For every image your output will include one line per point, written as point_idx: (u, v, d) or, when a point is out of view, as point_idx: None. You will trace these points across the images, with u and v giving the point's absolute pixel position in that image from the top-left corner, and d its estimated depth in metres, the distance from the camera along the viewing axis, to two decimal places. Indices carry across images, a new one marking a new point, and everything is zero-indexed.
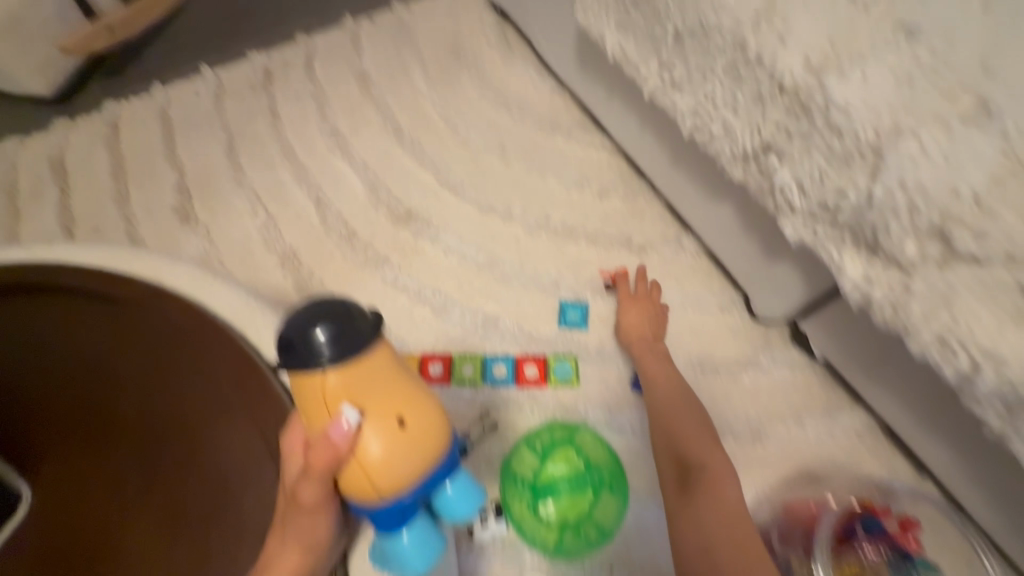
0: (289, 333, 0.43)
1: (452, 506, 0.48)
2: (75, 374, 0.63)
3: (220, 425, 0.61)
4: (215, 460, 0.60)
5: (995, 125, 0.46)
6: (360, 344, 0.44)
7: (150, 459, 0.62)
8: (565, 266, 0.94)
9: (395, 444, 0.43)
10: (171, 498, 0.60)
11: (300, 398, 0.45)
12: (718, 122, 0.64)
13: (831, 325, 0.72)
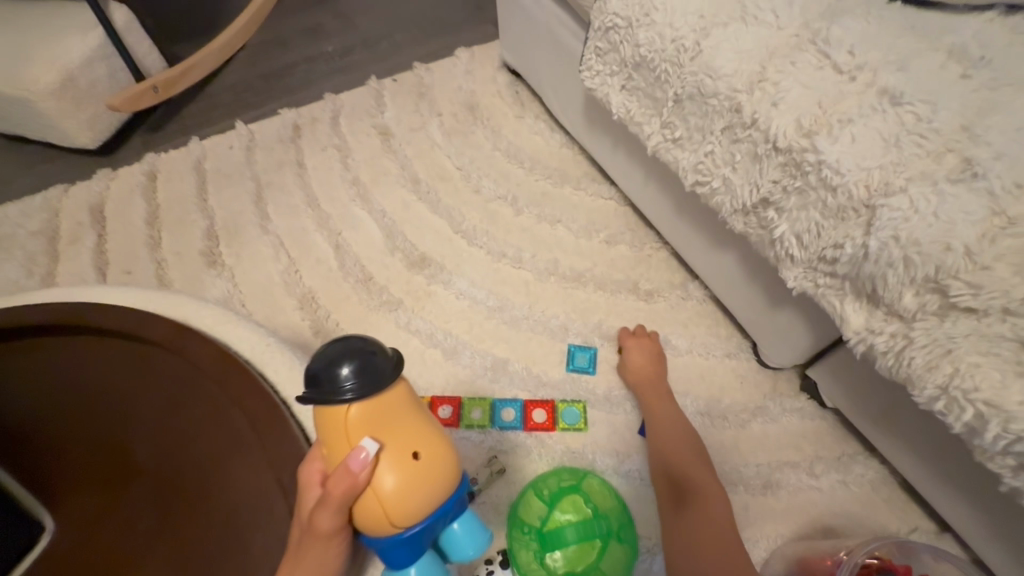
0: (315, 364, 0.44)
1: (460, 543, 0.48)
2: (96, 408, 0.62)
3: (233, 462, 0.58)
4: (226, 499, 0.57)
5: (982, 184, 0.48)
6: (382, 377, 0.44)
7: (164, 496, 0.59)
8: (573, 310, 0.96)
9: (411, 477, 0.43)
10: (183, 538, 0.57)
11: (321, 428, 0.45)
12: (718, 178, 0.67)
13: (839, 373, 0.73)
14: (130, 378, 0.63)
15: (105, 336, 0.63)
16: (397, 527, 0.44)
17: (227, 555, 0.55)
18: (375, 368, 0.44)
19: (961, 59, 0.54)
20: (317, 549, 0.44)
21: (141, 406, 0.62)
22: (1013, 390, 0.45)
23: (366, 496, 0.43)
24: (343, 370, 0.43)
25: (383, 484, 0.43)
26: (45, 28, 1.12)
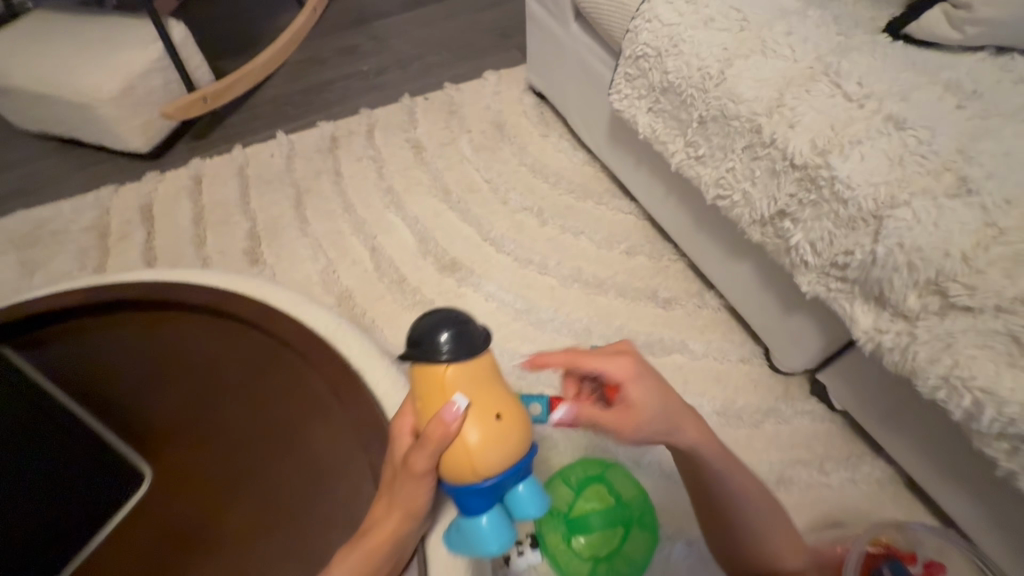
0: (416, 329, 0.47)
1: (525, 504, 0.47)
2: (163, 370, 0.60)
3: (311, 413, 0.55)
4: (307, 451, 0.53)
5: (975, 200, 0.55)
6: (475, 344, 0.47)
7: (234, 452, 0.55)
8: (596, 315, 1.02)
9: (495, 435, 0.45)
10: (259, 493, 0.53)
11: (416, 384, 0.48)
12: (739, 192, 0.74)
13: (847, 374, 0.79)
14: (199, 342, 0.61)
15: (175, 311, 0.63)
16: (479, 480, 0.45)
17: (310, 513, 0.51)
18: (470, 336, 0.47)
19: (956, 92, 0.62)
20: (408, 488, 0.46)
21: (209, 367, 0.60)
22: (1006, 379, 0.51)
23: (454, 447, 0.45)
24: (441, 334, 0.46)
25: (469, 439, 0.45)
26: (109, 41, 1.21)
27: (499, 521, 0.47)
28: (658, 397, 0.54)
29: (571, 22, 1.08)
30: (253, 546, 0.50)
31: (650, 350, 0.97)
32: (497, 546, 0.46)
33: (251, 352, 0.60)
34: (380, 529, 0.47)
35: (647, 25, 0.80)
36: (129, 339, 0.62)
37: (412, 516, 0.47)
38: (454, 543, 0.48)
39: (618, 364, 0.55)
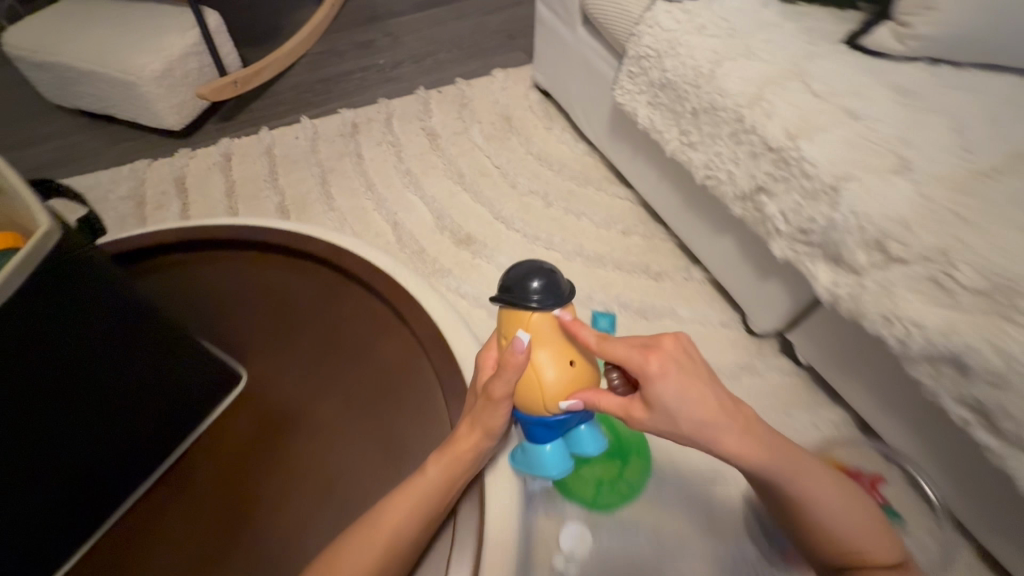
0: (511, 279, 0.58)
1: (585, 440, 0.61)
2: (255, 297, 0.75)
3: (380, 330, 0.70)
4: (376, 359, 0.68)
5: (910, 176, 0.69)
6: (558, 295, 0.57)
7: (317, 364, 0.69)
8: (596, 285, 1.14)
9: (566, 375, 0.57)
10: (339, 394, 0.67)
11: (505, 323, 0.59)
12: (724, 172, 0.88)
13: (812, 330, 0.92)
14: (285, 277, 0.76)
15: (264, 251, 0.78)
16: (547, 411, 0.58)
17: (381, 405, 0.65)
18: (555, 289, 0.57)
19: (899, 93, 0.76)
20: (488, 411, 0.59)
21: (292, 296, 0.74)
22: (928, 311, 0.65)
23: (531, 377, 0.57)
24: (533, 282, 0.57)
25: (545, 372, 0.57)
26: (149, 25, 1.30)
27: (559, 449, 0.61)
28: (678, 399, 0.51)
29: (579, 26, 1.21)
30: (335, 435, 0.65)
31: (644, 316, 1.10)
32: (556, 468, 0.60)
33: (328, 286, 0.75)
34: (460, 439, 0.60)
35: (649, 31, 0.94)
36: (227, 270, 0.77)
37: (489, 434, 0.59)
38: (520, 460, 0.62)
39: (639, 358, 0.52)
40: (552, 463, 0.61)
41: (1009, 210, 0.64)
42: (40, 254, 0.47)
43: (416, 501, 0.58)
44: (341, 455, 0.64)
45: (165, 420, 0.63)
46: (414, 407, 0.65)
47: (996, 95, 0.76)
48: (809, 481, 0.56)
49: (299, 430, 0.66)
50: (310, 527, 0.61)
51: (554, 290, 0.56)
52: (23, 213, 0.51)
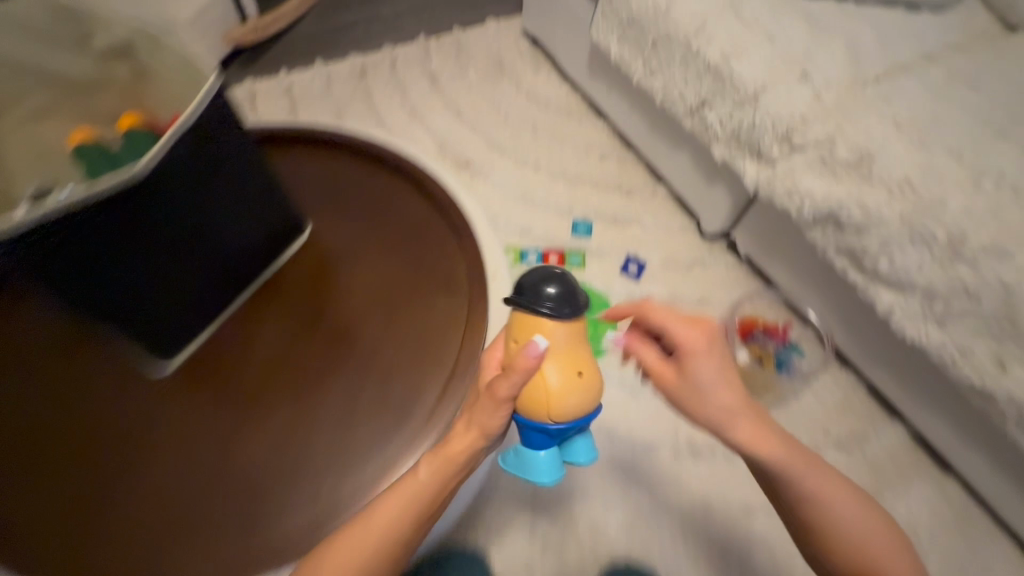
0: (527, 284, 0.59)
1: (578, 450, 0.62)
2: (320, 192, 0.85)
3: (431, 233, 0.81)
4: (426, 260, 0.79)
5: (809, 84, 0.89)
6: (572, 302, 0.59)
7: (328, 304, 0.75)
8: (577, 199, 1.34)
9: (573, 382, 0.57)
10: (351, 322, 0.74)
11: (515, 325, 0.60)
12: (677, 92, 1.07)
13: (747, 223, 1.14)
14: (348, 178, 0.86)
15: (334, 149, 0.89)
16: (549, 417, 0.57)
17: (394, 329, 0.73)
18: (571, 298, 0.59)
19: (810, 22, 0.96)
20: (486, 410, 0.55)
21: (354, 195, 0.85)
22: (815, 184, 0.87)
23: (537, 384, 0.57)
24: (548, 289, 0.59)
25: (550, 379, 0.57)
26: None
27: (553, 457, 0.60)
28: (712, 375, 0.57)
29: None
30: (342, 361, 0.71)
31: (616, 223, 1.31)
32: (548, 475, 0.60)
33: (387, 189, 0.85)
34: (454, 443, 0.57)
35: None
36: (297, 164, 0.87)
37: (485, 436, 0.55)
38: (511, 462, 0.61)
39: (685, 332, 0.60)
40: (545, 470, 0.60)
41: (879, 105, 0.84)
42: (211, 87, 0.60)
43: (402, 502, 0.55)
44: (346, 377, 0.70)
45: (249, 257, 0.72)
46: (454, 308, 0.74)
47: (885, 24, 0.95)
48: (831, 490, 0.56)
49: (345, 322, 0.74)
50: (339, 411, 0.68)
51: (570, 295, 0.58)
52: (158, 97, 0.70)
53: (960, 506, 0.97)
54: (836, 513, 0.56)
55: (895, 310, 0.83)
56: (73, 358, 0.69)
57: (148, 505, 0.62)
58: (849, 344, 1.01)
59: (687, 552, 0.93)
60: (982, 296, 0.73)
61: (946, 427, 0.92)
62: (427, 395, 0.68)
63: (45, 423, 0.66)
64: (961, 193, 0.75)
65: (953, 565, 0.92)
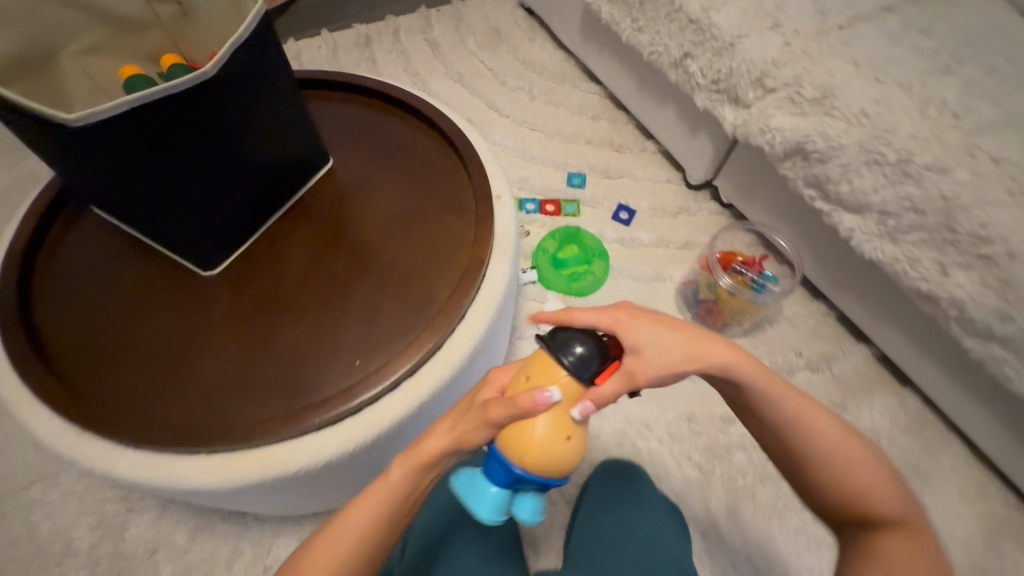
0: (565, 332, 0.56)
1: (525, 508, 0.56)
2: (345, 134, 0.94)
3: (445, 172, 0.88)
4: (440, 196, 0.86)
5: (780, 32, 0.98)
6: (596, 363, 0.55)
7: (339, 252, 0.80)
8: (571, 155, 1.43)
9: (553, 446, 0.52)
10: (364, 260, 0.79)
11: (533, 363, 0.56)
12: (662, 46, 1.15)
13: (728, 168, 1.24)
14: (372, 121, 0.95)
15: (360, 95, 0.98)
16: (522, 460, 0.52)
17: (406, 267, 0.78)
18: (595, 361, 0.55)
19: None
20: (470, 424, 0.55)
21: (376, 137, 0.93)
22: (785, 122, 0.96)
23: (521, 428, 0.52)
24: (575, 346, 0.55)
25: (531, 428, 0.52)
26: None
27: (502, 499, 0.55)
28: (658, 332, 0.58)
29: None
30: (352, 294, 0.76)
31: (608, 175, 1.39)
32: (487, 512, 0.54)
33: (406, 133, 0.93)
34: (425, 445, 0.56)
35: None
36: (327, 109, 0.97)
37: (462, 445, 0.56)
38: (460, 483, 0.57)
39: (611, 319, 0.58)
40: (488, 505, 0.55)
41: (841, 48, 0.94)
42: (259, 12, 0.68)
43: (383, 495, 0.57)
44: (356, 308, 0.74)
45: (280, 178, 0.81)
46: (463, 224, 0.82)
47: None
48: (809, 416, 0.60)
49: (366, 239, 0.81)
50: (364, 309, 0.74)
51: (594, 361, 0.54)
52: (209, 36, 0.80)
53: (920, 416, 1.07)
54: (817, 446, 0.60)
55: (856, 232, 0.94)
56: (117, 269, 0.76)
57: (176, 416, 0.66)
58: (818, 270, 1.12)
59: (673, 454, 1.02)
60: (927, 209, 0.83)
61: (904, 342, 1.02)
62: (442, 294, 0.75)
63: (86, 331, 0.71)
64: (909, 120, 0.85)
65: (913, 466, 1.02)
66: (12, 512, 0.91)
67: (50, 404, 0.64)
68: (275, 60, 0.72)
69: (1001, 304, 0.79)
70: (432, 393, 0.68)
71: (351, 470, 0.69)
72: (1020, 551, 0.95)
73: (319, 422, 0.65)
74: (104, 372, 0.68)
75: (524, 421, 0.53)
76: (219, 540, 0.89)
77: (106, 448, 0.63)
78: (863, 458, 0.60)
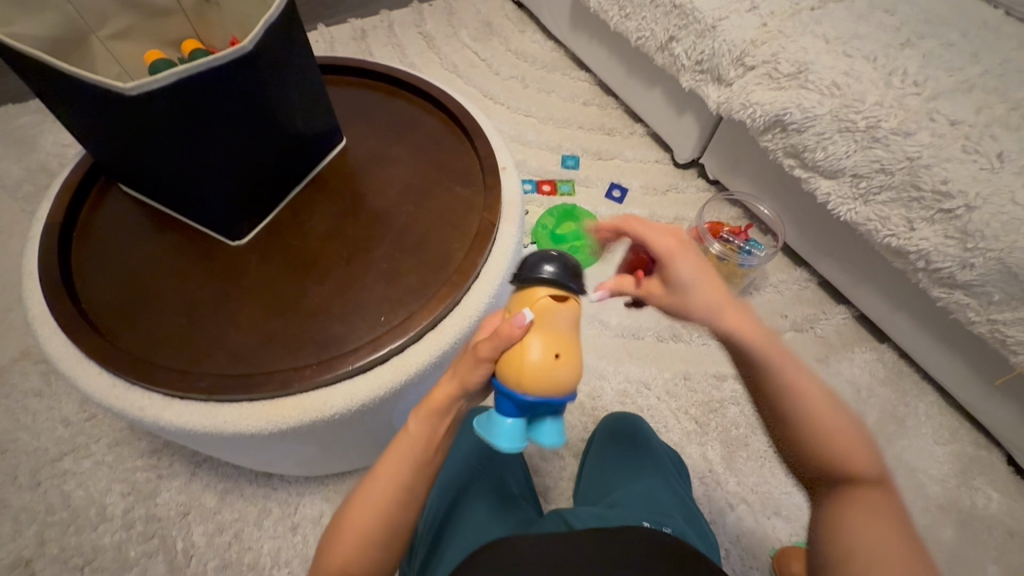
0: (528, 259, 0.59)
1: (544, 431, 0.57)
2: (357, 115, 0.99)
3: (453, 149, 0.95)
4: (448, 170, 0.92)
5: (757, 15, 1.06)
6: (578, 279, 0.58)
7: (356, 222, 0.85)
8: (565, 138, 1.49)
9: (549, 360, 0.54)
10: (381, 228, 0.85)
11: (512, 300, 0.58)
12: (648, 31, 1.22)
13: (713, 144, 1.31)
14: (382, 103, 1.01)
15: (370, 80, 1.04)
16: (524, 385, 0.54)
17: (421, 234, 0.84)
18: (571, 273, 0.58)
19: None
20: (465, 364, 0.55)
21: (386, 118, 0.99)
22: (765, 96, 1.03)
23: (519, 355, 0.54)
24: (545, 265, 0.58)
25: (527, 351, 0.54)
26: None
27: (519, 429, 0.56)
28: (694, 272, 0.58)
29: None
30: (372, 258, 0.82)
31: (600, 157, 1.46)
32: (507, 441, 0.55)
33: (415, 113, 0.99)
34: (431, 396, 0.56)
35: None
36: (339, 94, 1.02)
37: (465, 389, 0.55)
38: (479, 425, 0.58)
39: (661, 244, 0.60)
40: (506, 436, 0.56)
41: (813, 27, 1.02)
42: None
43: (409, 457, 0.55)
44: (376, 271, 0.80)
45: (299, 154, 0.86)
46: (473, 193, 0.89)
47: None
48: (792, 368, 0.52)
49: (381, 208, 0.87)
50: (385, 271, 0.80)
51: (567, 275, 0.57)
52: (230, 21, 0.86)
53: (896, 369, 1.15)
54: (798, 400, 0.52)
55: (832, 196, 1.02)
56: (151, 243, 0.82)
57: (214, 369, 0.71)
58: (798, 236, 1.20)
59: (670, 409, 1.09)
60: (893, 170, 0.91)
61: (879, 298, 1.10)
62: (457, 256, 0.82)
63: (126, 298, 0.77)
64: (875, 89, 0.93)
65: (892, 413, 1.10)
66: (47, 482, 0.95)
67: (99, 362, 0.70)
68: (295, 39, 0.77)
69: (961, 253, 0.88)
70: (452, 343, 0.75)
71: (377, 416, 0.76)
72: (990, 486, 1.03)
73: (351, 370, 0.70)
74: (145, 333, 0.74)
75: (518, 348, 0.54)
76: (247, 501, 0.94)
77: (155, 399, 0.69)
78: (835, 414, 0.51)
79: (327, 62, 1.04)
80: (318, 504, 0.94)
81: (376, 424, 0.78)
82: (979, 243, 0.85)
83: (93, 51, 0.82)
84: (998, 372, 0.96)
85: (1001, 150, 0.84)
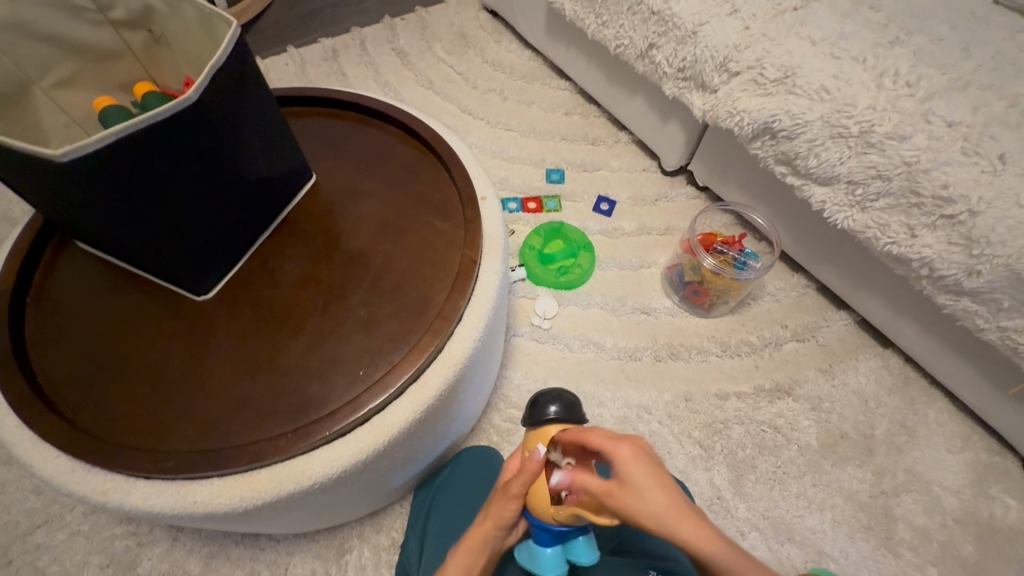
0: (535, 395, 0.64)
1: (580, 550, 0.61)
2: (325, 149, 0.94)
3: (430, 179, 0.90)
4: (425, 203, 0.87)
5: (738, 17, 1.01)
6: (575, 414, 0.63)
7: (331, 267, 0.80)
8: (548, 152, 1.44)
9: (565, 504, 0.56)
10: (356, 272, 0.80)
11: (529, 439, 0.62)
12: (628, 39, 1.17)
13: (700, 152, 1.27)
14: (352, 134, 0.96)
15: (339, 110, 0.99)
16: (554, 520, 0.58)
17: (398, 273, 0.79)
18: (573, 409, 0.63)
19: None
20: (499, 504, 0.58)
21: (356, 150, 0.94)
22: (753, 103, 0.99)
23: (543, 488, 0.57)
24: (551, 405, 0.62)
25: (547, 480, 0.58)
26: None
27: (558, 554, 0.61)
28: (644, 475, 0.52)
29: None
30: (346, 304, 0.76)
31: (585, 169, 1.41)
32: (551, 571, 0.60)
33: (388, 143, 0.94)
34: (473, 534, 0.59)
35: None
36: (307, 126, 0.97)
37: (499, 527, 0.58)
38: (523, 556, 0.63)
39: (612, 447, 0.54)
40: (550, 564, 0.61)
41: (797, 28, 0.97)
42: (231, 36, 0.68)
43: None
44: (351, 320, 0.75)
45: (265, 196, 0.80)
46: (451, 227, 0.84)
47: None
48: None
49: (355, 249, 0.82)
50: (362, 318, 0.75)
51: (569, 406, 0.62)
52: (182, 61, 0.80)
53: (903, 375, 1.11)
54: None
55: (827, 204, 0.98)
56: (107, 303, 0.77)
57: (181, 443, 0.66)
58: (793, 242, 1.17)
59: (674, 434, 1.05)
60: (890, 175, 0.87)
61: (882, 304, 1.06)
62: (437, 298, 0.77)
63: (82, 368, 0.72)
64: (867, 92, 0.89)
65: (901, 423, 1.06)
66: (18, 559, 0.89)
67: (55, 444, 0.65)
68: (249, 79, 0.72)
69: (967, 260, 0.84)
70: (437, 395, 0.70)
71: (364, 478, 0.71)
72: (1007, 494, 1.00)
73: (328, 436, 0.66)
74: (105, 407, 0.69)
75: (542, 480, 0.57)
76: (234, 565, 0.89)
77: (117, 481, 0.64)
78: None
79: (292, 93, 0.99)
80: (310, 563, 0.89)
81: (365, 486, 0.74)
82: (985, 249, 0.81)
83: (36, 105, 0.76)
84: (1013, 380, 0.93)
85: (1003, 152, 0.80)
